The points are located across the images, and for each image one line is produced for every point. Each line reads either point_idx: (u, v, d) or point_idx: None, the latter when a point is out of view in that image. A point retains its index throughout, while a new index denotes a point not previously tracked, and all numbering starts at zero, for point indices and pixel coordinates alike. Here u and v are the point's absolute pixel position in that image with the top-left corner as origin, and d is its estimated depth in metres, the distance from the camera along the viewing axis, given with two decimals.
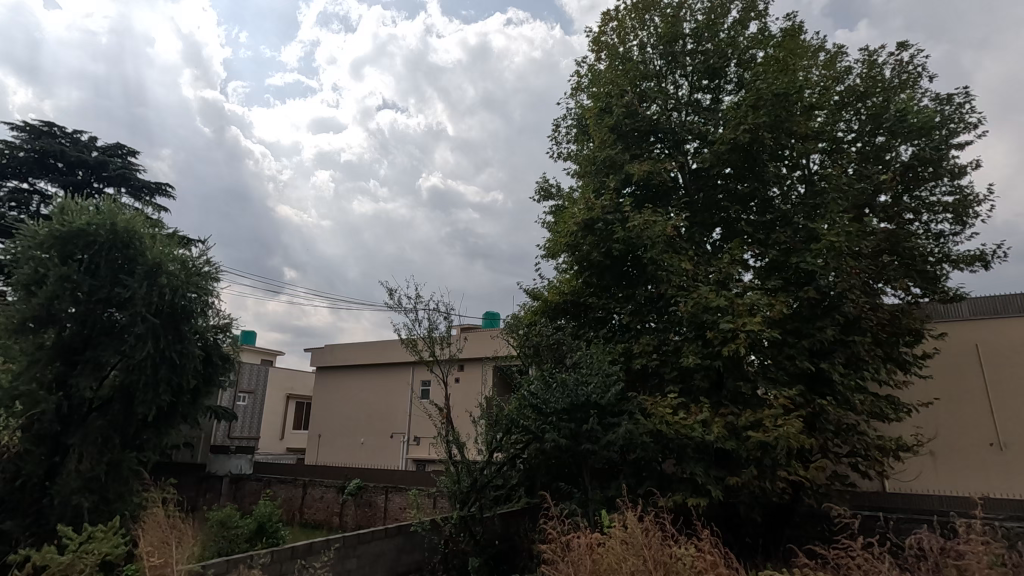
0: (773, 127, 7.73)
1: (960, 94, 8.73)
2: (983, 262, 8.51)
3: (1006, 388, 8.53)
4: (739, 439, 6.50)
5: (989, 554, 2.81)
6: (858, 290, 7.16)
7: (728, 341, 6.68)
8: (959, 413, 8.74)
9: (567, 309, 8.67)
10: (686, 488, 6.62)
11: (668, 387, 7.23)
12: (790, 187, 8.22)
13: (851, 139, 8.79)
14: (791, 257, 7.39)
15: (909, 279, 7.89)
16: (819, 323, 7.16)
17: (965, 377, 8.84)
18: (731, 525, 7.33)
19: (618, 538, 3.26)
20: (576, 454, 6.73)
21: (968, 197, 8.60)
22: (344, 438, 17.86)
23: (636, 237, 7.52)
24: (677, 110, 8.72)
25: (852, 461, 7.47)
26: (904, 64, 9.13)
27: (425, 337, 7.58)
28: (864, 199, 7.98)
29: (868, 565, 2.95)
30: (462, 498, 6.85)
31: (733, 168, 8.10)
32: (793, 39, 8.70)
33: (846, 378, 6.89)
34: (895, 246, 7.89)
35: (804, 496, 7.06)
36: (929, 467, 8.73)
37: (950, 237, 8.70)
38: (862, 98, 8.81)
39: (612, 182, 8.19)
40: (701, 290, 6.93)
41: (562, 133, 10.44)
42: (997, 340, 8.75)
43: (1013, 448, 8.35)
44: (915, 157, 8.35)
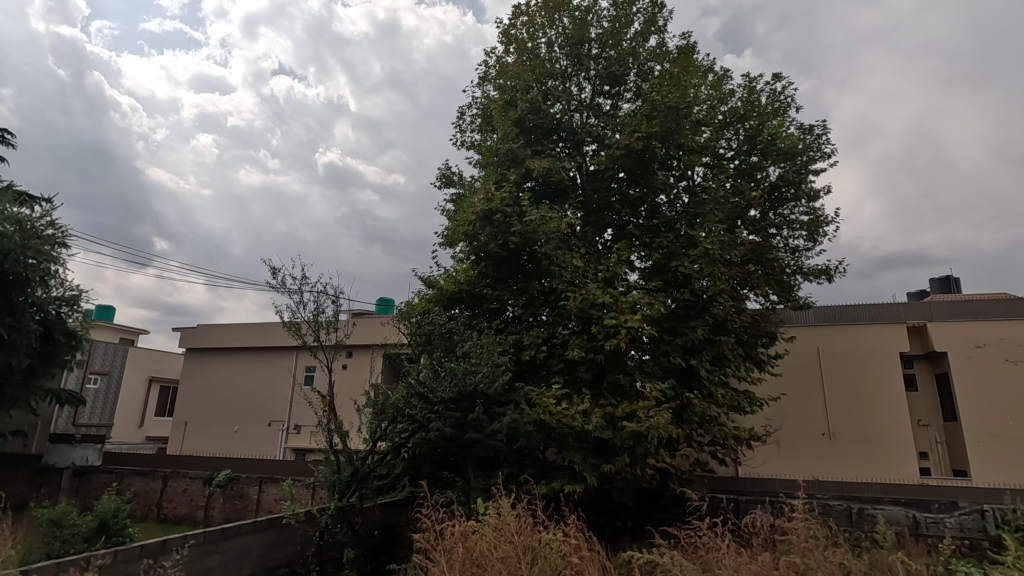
0: (663, 138, 8.18)
1: (819, 126, 9.85)
2: (827, 276, 9.69)
3: (838, 386, 9.86)
4: (615, 428, 6.88)
5: (808, 529, 3.21)
6: (726, 295, 7.85)
7: (610, 336, 7.05)
8: (801, 407, 9.94)
9: (462, 299, 8.68)
10: (564, 475, 6.95)
11: (553, 378, 7.50)
12: (676, 195, 8.80)
13: (730, 157, 9.61)
14: (672, 261, 7.97)
15: (769, 287, 8.76)
16: (692, 323, 7.78)
17: (806, 376, 10.06)
18: (605, 509, 7.79)
19: (491, 526, 3.32)
20: (461, 444, 6.80)
21: (821, 218, 9.76)
22: (216, 426, 16.52)
23: (532, 231, 7.67)
24: (578, 112, 9.01)
25: (712, 449, 8.22)
26: (777, 93, 10.13)
27: (309, 321, 7.17)
28: (736, 212, 8.74)
29: (713, 542, 3.25)
30: (342, 488, 6.68)
31: (627, 172, 8.53)
32: (686, 58, 9.32)
33: (712, 374, 7.55)
34: (760, 257, 8.75)
35: (670, 482, 7.69)
36: (774, 455, 9.83)
37: (803, 252, 9.83)
38: (741, 120, 9.67)
39: (512, 176, 8.29)
40: (589, 287, 7.23)
41: (466, 122, 10.36)
42: (833, 344, 10.07)
43: (840, 438, 9.65)
44: (780, 178, 9.26)
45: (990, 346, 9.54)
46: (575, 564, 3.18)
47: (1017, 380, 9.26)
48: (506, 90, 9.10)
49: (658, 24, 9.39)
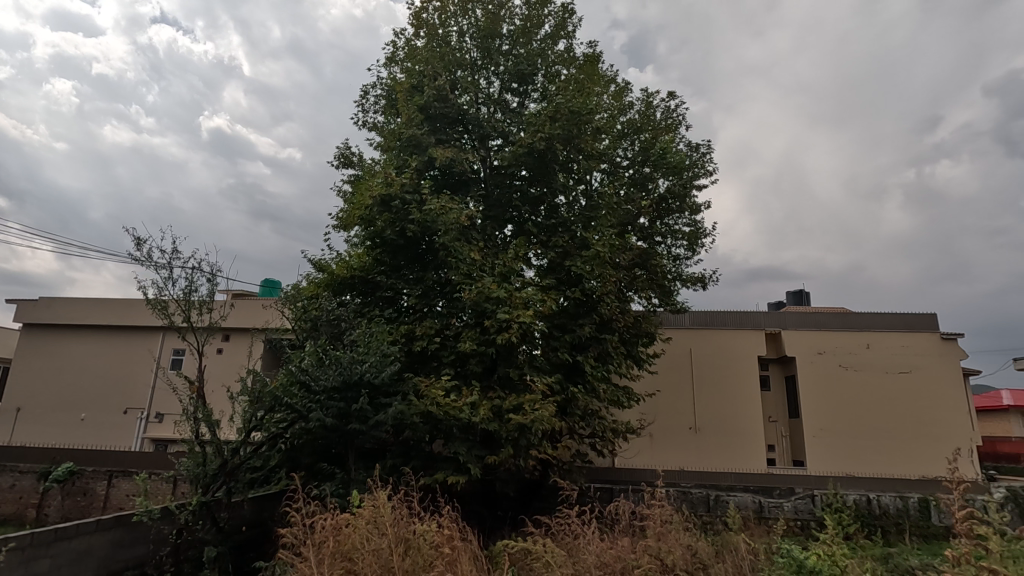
0: (565, 140, 8.46)
1: (704, 145, 10.70)
2: (702, 283, 10.58)
3: (705, 384, 10.82)
4: (501, 421, 7.01)
5: (664, 514, 3.50)
6: (613, 295, 8.27)
7: (502, 330, 7.16)
8: (672, 402, 10.78)
9: (354, 286, 8.40)
10: (449, 466, 7.00)
11: (443, 370, 7.48)
12: (575, 198, 9.11)
13: (625, 166, 10.16)
14: (565, 260, 8.27)
15: (652, 291, 9.41)
16: (580, 321, 8.13)
17: (679, 375, 10.92)
18: (487, 500, 7.95)
19: (366, 518, 3.24)
20: (344, 435, 6.59)
21: (700, 231, 10.61)
22: (57, 413, 14.54)
23: (431, 221, 7.57)
24: (485, 105, 9.03)
25: (591, 442, 8.66)
26: (670, 110, 10.84)
27: (178, 299, 6.52)
28: (627, 219, 9.27)
29: (580, 529, 3.44)
30: (206, 483, 5.91)
31: (529, 170, 8.68)
32: (591, 67, 9.69)
33: (595, 370, 7.94)
34: (645, 262, 9.34)
35: (551, 473, 8.00)
36: (646, 447, 10.57)
37: (684, 260, 10.63)
38: (637, 132, 10.32)
39: (414, 162, 8.11)
40: (485, 280, 7.28)
41: (370, 102, 9.99)
42: (703, 346, 11.03)
43: (704, 431, 10.59)
44: (668, 190, 9.96)
45: (828, 353, 10.98)
46: (447, 554, 3.20)
47: (847, 383, 10.76)
48: (413, 74, 8.88)
49: (567, 29, 9.65)
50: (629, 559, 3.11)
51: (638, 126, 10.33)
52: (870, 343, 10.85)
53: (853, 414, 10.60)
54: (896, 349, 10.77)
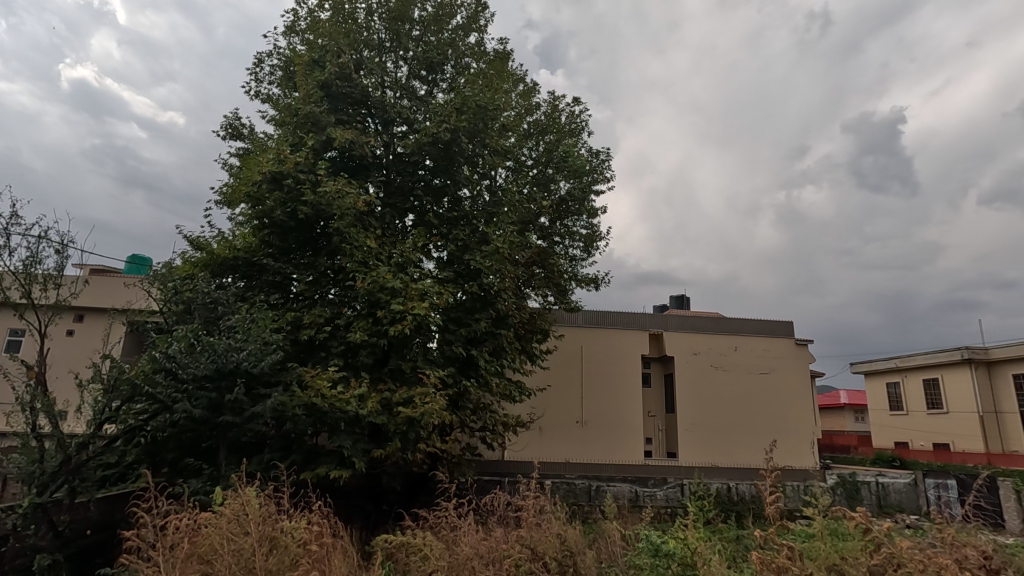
0: (470, 134, 8.43)
1: (604, 152, 11.17)
2: (595, 284, 11.05)
3: (593, 380, 11.35)
4: (390, 414, 6.87)
5: (537, 505, 3.62)
6: (509, 292, 8.41)
7: (396, 321, 6.99)
8: (562, 397, 11.19)
9: (237, 267, 7.83)
10: (332, 460, 6.77)
11: (331, 360, 7.19)
12: (479, 192, 9.11)
13: (529, 165, 10.37)
14: (465, 254, 8.26)
15: (548, 289, 9.69)
16: (476, 315, 8.16)
17: (569, 370, 11.36)
18: (372, 494, 7.80)
19: (227, 516, 3.03)
20: (215, 427, 6.11)
21: (597, 234, 11.05)
22: None
23: (325, 203, 7.20)
24: (390, 89, 8.77)
25: (482, 435, 8.76)
26: (575, 115, 11.18)
27: (16, 272, 5.65)
28: (528, 217, 9.46)
29: (457, 523, 3.45)
30: (43, 482, 5.18)
31: (433, 160, 8.54)
32: (500, 64, 9.73)
33: (489, 364, 8.01)
34: (543, 261, 9.57)
35: (440, 466, 7.98)
36: (535, 440, 10.90)
37: (580, 261, 11.04)
38: (543, 133, 10.58)
39: (310, 141, 7.67)
40: (380, 270, 7.07)
41: (264, 71, 9.31)
42: (593, 344, 11.56)
43: (590, 425, 11.11)
44: (569, 193, 10.28)
45: (702, 353, 11.96)
46: (313, 552, 3.09)
47: (716, 381, 11.80)
48: (314, 47, 8.40)
49: (480, 23, 9.61)
50: (502, 549, 3.18)
51: (544, 127, 10.63)
52: (738, 346, 11.99)
53: (721, 409, 11.65)
54: (758, 351, 12.00)
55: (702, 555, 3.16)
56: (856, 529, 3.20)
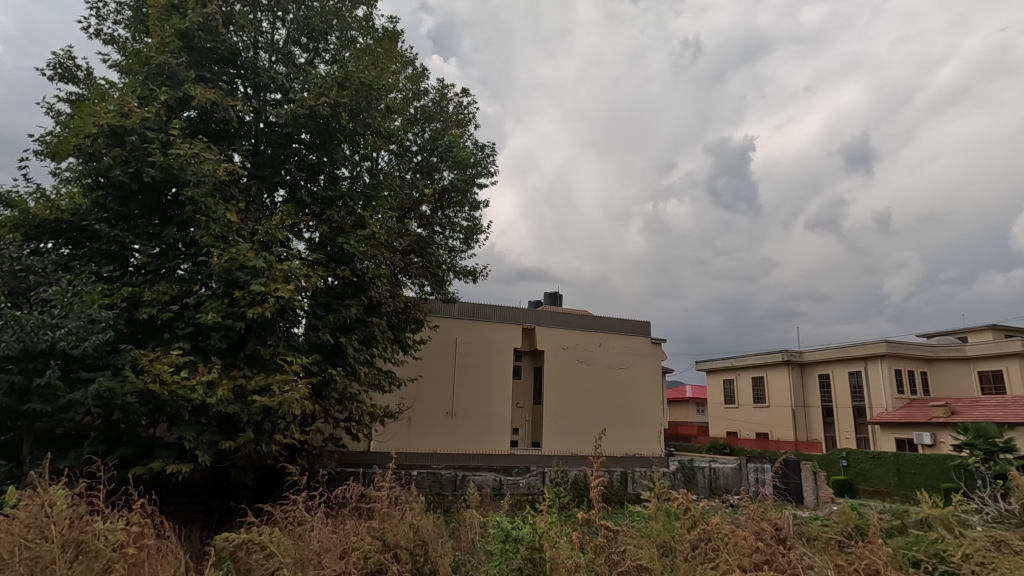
0: (352, 111, 8.02)
1: (489, 146, 11.25)
2: (473, 276, 11.12)
3: (465, 371, 11.45)
4: (243, 403, 6.35)
5: (390, 497, 3.59)
6: (384, 279, 8.16)
7: (255, 303, 6.46)
8: (432, 387, 11.14)
9: (60, 231, 6.73)
10: (171, 453, 6.11)
11: (175, 343, 6.46)
12: (359, 173, 8.71)
13: (414, 151, 10.13)
14: (338, 236, 7.87)
15: (424, 278, 9.56)
16: (347, 301, 7.80)
17: (441, 361, 11.33)
18: (218, 489, 7.17)
19: (22, 520, 2.61)
20: (19, 416, 5.21)
21: (478, 227, 11.08)
22: None
23: (177, 167, 6.42)
24: (264, 52, 8.06)
25: (346, 426, 8.43)
26: (462, 107, 11.13)
27: None
28: (407, 204, 9.25)
29: (308, 519, 3.29)
30: None
31: (309, 134, 8.00)
32: (388, 43, 9.38)
33: (358, 353, 7.70)
34: (421, 250, 9.41)
35: (298, 458, 7.55)
36: (403, 431, 10.75)
37: (458, 252, 11.03)
38: (429, 121, 10.41)
39: (162, 96, 6.79)
40: (240, 246, 6.49)
41: (109, 9, 8.08)
42: (468, 336, 11.66)
43: (459, 415, 11.20)
44: (452, 183, 10.20)
45: (570, 348, 12.59)
46: (132, 556, 2.77)
47: (580, 375, 12.51)
48: None
49: None
50: (352, 542, 3.11)
51: (430, 114, 10.45)
52: (601, 342, 12.81)
53: (583, 401, 12.39)
54: (619, 348, 12.92)
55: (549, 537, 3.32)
56: (680, 509, 3.56)
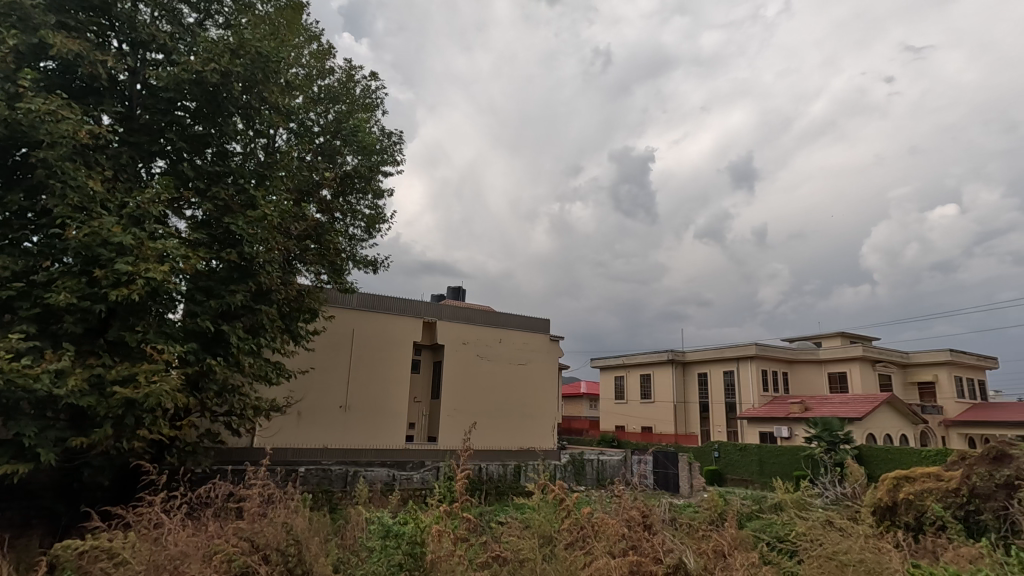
0: (246, 82, 7.45)
1: (396, 134, 10.95)
2: (374, 266, 10.78)
3: (361, 364, 11.10)
4: (101, 395, 5.69)
5: (262, 494, 3.39)
6: (275, 265, 7.68)
7: (120, 284, 5.80)
8: (325, 380, 10.66)
9: None
10: (6, 451, 5.33)
11: (17, 326, 5.64)
12: (253, 150, 8.11)
13: (315, 131, 9.61)
14: (224, 216, 7.28)
15: (320, 266, 9.09)
16: (232, 287, 7.25)
17: (336, 353, 10.89)
18: (66, 491, 6.38)
19: None
20: None
21: (381, 216, 10.75)
22: None
23: (28, 125, 5.60)
24: (145, 6, 7.25)
25: (226, 420, 7.84)
26: (370, 91, 10.74)
27: None
28: (305, 187, 8.77)
29: (167, 522, 3.02)
30: None
31: (195, 102, 7.31)
32: (291, 14, 8.82)
33: (242, 342, 7.15)
34: (318, 235, 8.95)
35: (167, 454, 6.91)
36: (291, 425, 10.20)
37: (359, 241, 10.64)
38: (332, 102, 9.93)
39: (11, 40, 5.88)
40: (104, 220, 5.79)
41: None
42: (366, 328, 11.29)
43: (353, 409, 10.83)
44: (355, 168, 9.80)
45: (470, 343, 12.62)
46: None
47: (479, 370, 12.59)
48: None
49: None
50: (215, 545, 2.90)
51: (335, 95, 9.99)
52: (501, 338, 12.99)
53: (481, 396, 12.49)
54: (518, 344, 13.18)
55: (431, 529, 3.31)
56: (556, 499, 3.70)
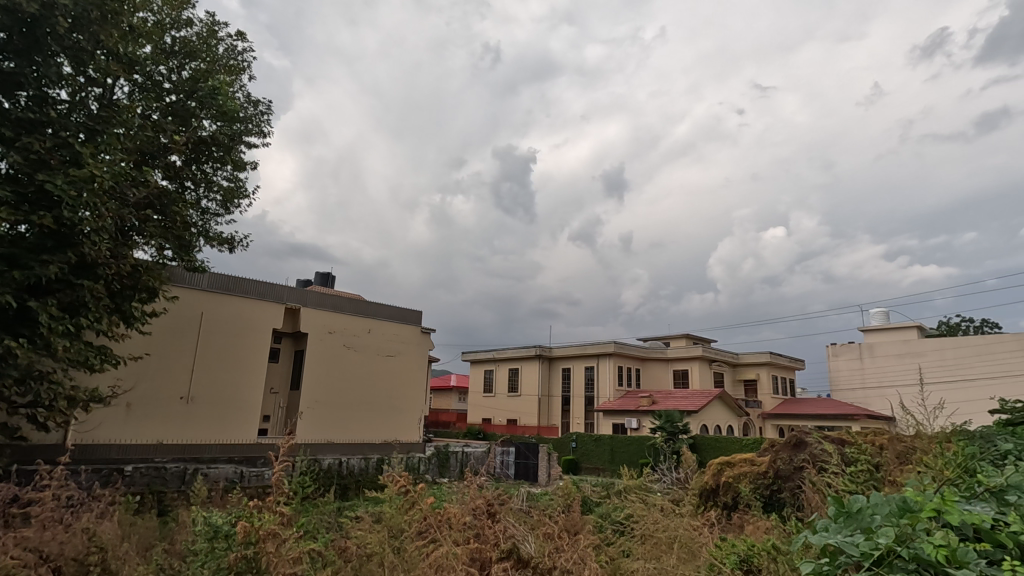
0: (74, 19, 6.36)
1: (264, 103, 10.04)
2: (229, 245, 9.82)
3: (209, 352, 10.08)
4: None
5: (59, 497, 2.93)
6: (106, 236, 6.61)
7: None
8: (163, 368, 9.49)
9: None
10: None
11: None
12: (82, 99, 6.96)
13: (165, 88, 8.49)
14: (38, 172, 6.15)
15: (163, 240, 8.03)
16: (45, 257, 6.16)
17: (179, 338, 9.74)
18: None
19: None
20: None
21: (240, 190, 9.81)
22: None
23: None
24: None
25: (30, 412, 6.66)
26: (234, 52, 9.74)
27: None
28: (147, 149, 7.71)
29: None
30: None
31: (4, 33, 6.09)
32: None
33: (55, 322, 6.10)
34: (162, 205, 7.92)
35: None
36: (117, 419, 8.95)
37: (213, 216, 9.62)
38: (187, 57, 8.83)
39: None
40: None
41: None
42: (218, 312, 10.25)
43: (196, 401, 9.80)
44: (212, 134, 8.80)
45: (336, 333, 12.03)
46: None
47: (344, 360, 12.06)
48: None
49: None
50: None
51: (192, 50, 8.89)
52: (371, 328, 12.59)
53: (345, 387, 12.00)
54: (388, 335, 12.88)
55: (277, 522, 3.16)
56: (401, 493, 3.58)
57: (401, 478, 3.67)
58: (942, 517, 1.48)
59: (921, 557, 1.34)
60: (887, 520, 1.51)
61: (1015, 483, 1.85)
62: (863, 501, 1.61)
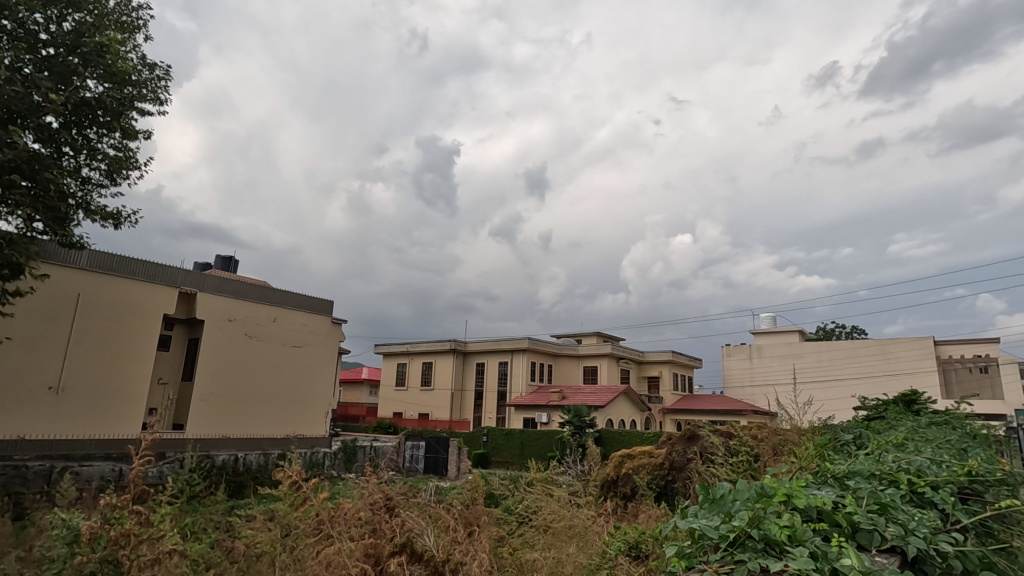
0: None
1: (162, 68, 9.17)
2: (114, 220, 8.90)
3: (86, 338, 9.10)
4: None
5: None
6: None
7: None
8: (28, 354, 8.44)
9: None
10: None
11: None
12: None
13: (42, 40, 7.49)
14: None
15: (32, 211, 7.10)
16: None
17: (50, 321, 8.70)
18: None
19: None
20: None
21: (129, 161, 8.92)
22: None
23: None
24: None
25: None
26: (126, 7, 8.83)
27: None
28: (16, 106, 6.79)
29: None
30: None
31: None
32: None
33: None
34: (33, 171, 7.01)
35: None
36: None
37: (96, 187, 8.67)
38: (71, 7, 7.76)
39: None
40: None
41: None
42: (98, 294, 9.26)
43: (68, 391, 8.82)
44: (98, 97, 7.91)
45: (237, 320, 11.27)
46: None
47: (245, 350, 11.35)
48: None
49: None
50: None
51: None
52: (276, 317, 11.95)
53: (245, 378, 11.31)
54: (295, 325, 12.30)
55: (147, 514, 2.89)
56: (294, 489, 3.43)
57: (293, 472, 3.47)
58: (791, 502, 1.63)
59: (768, 537, 1.47)
60: (744, 504, 1.66)
61: (856, 471, 2.10)
62: (726, 488, 1.76)
